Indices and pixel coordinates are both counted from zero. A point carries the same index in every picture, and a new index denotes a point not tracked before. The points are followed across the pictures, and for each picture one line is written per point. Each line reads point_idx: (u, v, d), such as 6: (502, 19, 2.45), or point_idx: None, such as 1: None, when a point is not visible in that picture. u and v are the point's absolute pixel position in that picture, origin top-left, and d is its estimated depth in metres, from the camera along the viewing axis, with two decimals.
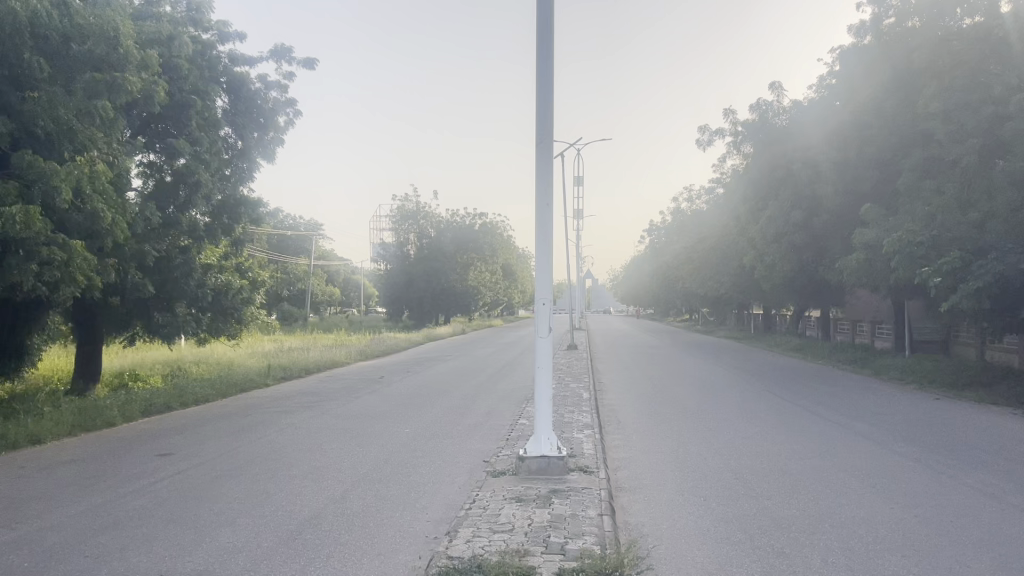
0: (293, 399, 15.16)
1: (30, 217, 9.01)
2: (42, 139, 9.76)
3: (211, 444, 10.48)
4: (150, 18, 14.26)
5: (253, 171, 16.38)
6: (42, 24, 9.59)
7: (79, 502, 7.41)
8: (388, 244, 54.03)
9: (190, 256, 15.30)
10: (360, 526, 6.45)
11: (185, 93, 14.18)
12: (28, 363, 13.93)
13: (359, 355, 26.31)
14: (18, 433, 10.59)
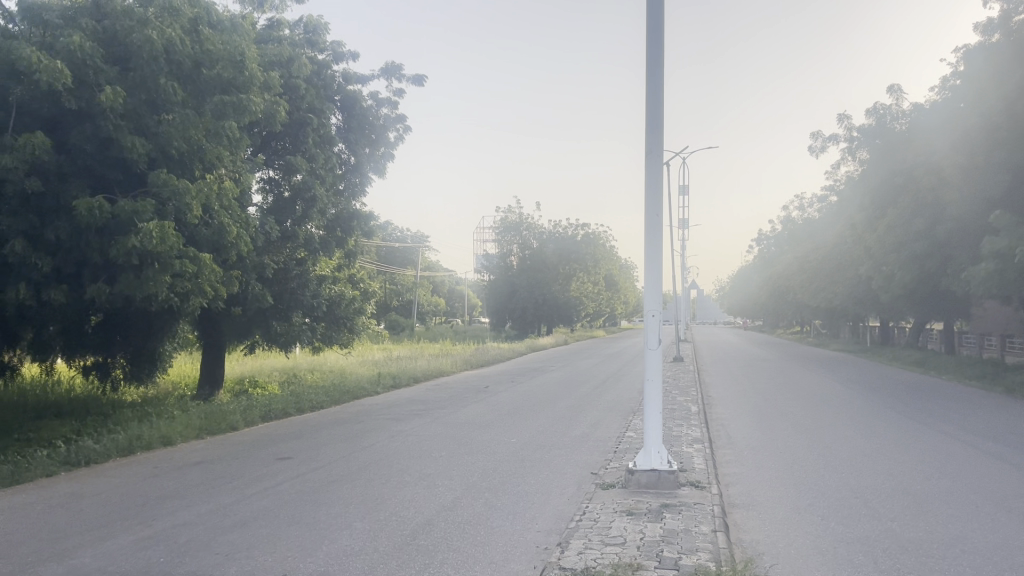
0: (402, 407, 15.52)
1: (165, 232, 9.62)
2: (175, 159, 10.42)
3: (327, 449, 10.86)
4: (271, 42, 15.01)
5: (366, 185, 16.99)
6: (177, 51, 10.17)
7: (208, 502, 7.83)
8: (492, 255, 54.65)
9: (305, 268, 16.00)
10: (473, 534, 6.56)
11: (302, 111, 14.85)
12: (160, 370, 14.82)
13: (465, 365, 26.67)
14: (152, 434, 11.28)
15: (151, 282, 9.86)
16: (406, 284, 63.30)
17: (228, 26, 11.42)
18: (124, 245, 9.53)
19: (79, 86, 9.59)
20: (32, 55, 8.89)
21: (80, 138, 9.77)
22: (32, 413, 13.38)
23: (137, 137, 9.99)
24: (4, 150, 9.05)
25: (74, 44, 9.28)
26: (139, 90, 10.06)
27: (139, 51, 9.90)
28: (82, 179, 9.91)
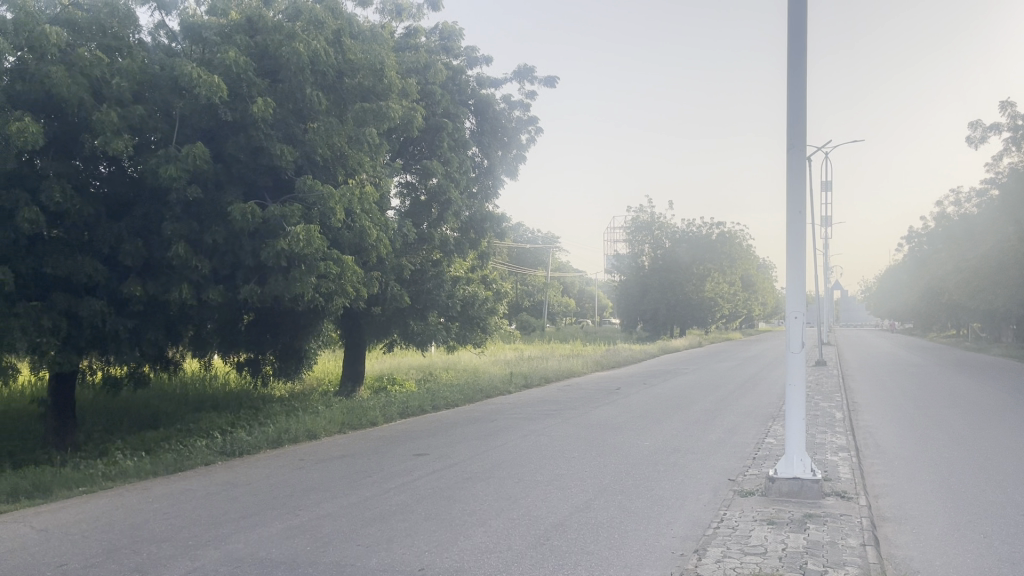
0: (535, 407, 15.61)
1: (310, 234, 10.06)
2: (319, 164, 10.96)
3: (461, 447, 11.07)
4: (408, 50, 15.47)
5: (498, 187, 17.23)
6: (321, 61, 10.63)
7: (351, 494, 8.16)
8: (623, 256, 54.18)
9: (441, 269, 16.38)
10: (606, 537, 6.50)
11: (438, 116, 15.24)
12: (306, 366, 15.58)
13: (597, 365, 26.54)
14: (298, 427, 11.89)
15: (298, 282, 10.37)
16: (538, 285, 63.76)
17: (368, 36, 11.87)
18: (274, 248, 10.06)
19: (234, 99, 10.22)
20: (193, 71, 9.54)
21: (235, 148, 10.40)
22: (192, 406, 14.39)
23: (285, 145, 10.56)
24: (169, 160, 9.68)
25: (230, 59, 9.85)
26: (287, 101, 10.62)
27: (287, 64, 10.41)
28: (236, 187, 10.54)
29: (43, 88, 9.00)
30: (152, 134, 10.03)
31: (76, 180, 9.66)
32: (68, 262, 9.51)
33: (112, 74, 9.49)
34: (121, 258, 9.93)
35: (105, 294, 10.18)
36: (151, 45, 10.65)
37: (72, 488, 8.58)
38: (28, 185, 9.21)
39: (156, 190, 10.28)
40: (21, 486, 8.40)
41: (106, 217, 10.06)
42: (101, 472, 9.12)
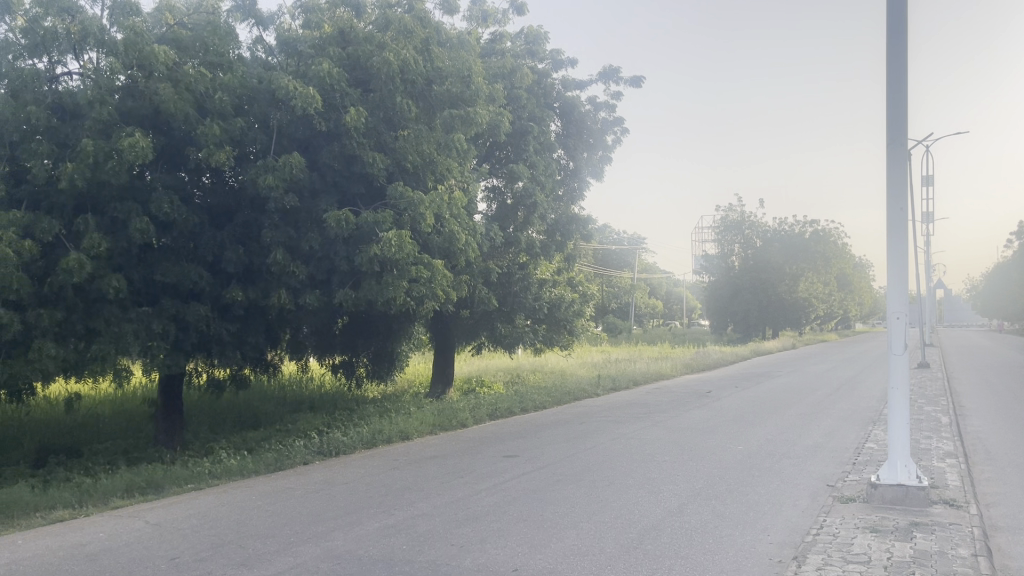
0: (625, 410, 15.49)
1: (402, 239, 10.24)
2: (409, 171, 11.19)
3: (551, 449, 11.11)
4: (494, 55, 15.60)
5: (584, 190, 17.23)
6: (411, 70, 10.85)
7: (444, 495, 8.29)
8: (712, 256, 53.28)
9: (527, 271, 16.47)
10: (700, 541, 6.42)
11: (523, 120, 15.34)
12: (397, 369, 15.92)
13: (686, 368, 26.17)
14: (391, 429, 12.15)
15: (391, 286, 10.60)
16: (625, 286, 63.21)
17: (455, 43, 12.04)
18: (367, 253, 10.32)
19: (328, 109, 10.54)
20: (289, 84, 9.88)
21: (330, 157, 10.72)
22: (290, 407, 14.89)
23: (377, 152, 10.82)
24: (268, 170, 10.04)
25: (324, 71, 10.17)
26: (378, 110, 10.90)
27: (379, 73, 10.65)
28: (331, 194, 10.85)
29: (152, 104, 9.47)
30: (252, 145, 10.43)
31: (182, 191, 10.12)
32: (177, 270, 10.00)
33: (214, 89, 9.92)
34: (224, 265, 10.36)
35: (210, 300, 10.63)
36: (249, 60, 11.08)
37: (181, 484, 9.00)
38: (139, 197, 9.70)
39: (255, 199, 10.68)
40: (135, 482, 8.85)
41: (209, 225, 10.51)
42: (207, 470, 9.54)
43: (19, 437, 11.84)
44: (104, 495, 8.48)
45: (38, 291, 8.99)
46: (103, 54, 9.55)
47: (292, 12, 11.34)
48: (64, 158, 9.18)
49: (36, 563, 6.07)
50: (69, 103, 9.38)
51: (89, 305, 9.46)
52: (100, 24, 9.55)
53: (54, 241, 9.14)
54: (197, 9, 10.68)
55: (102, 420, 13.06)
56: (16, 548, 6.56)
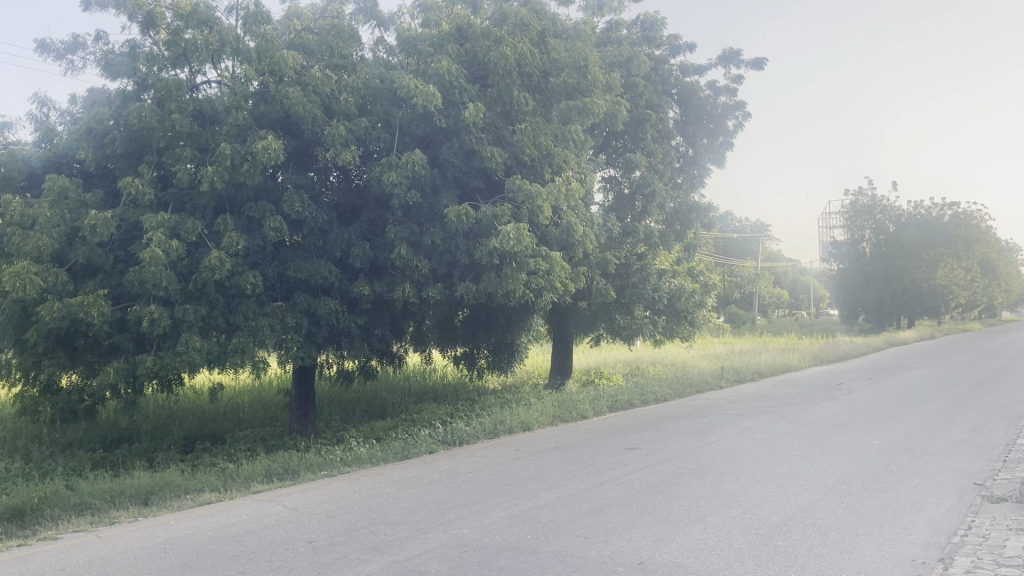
0: (749, 403, 15.05)
1: (520, 232, 10.26)
2: (527, 164, 11.24)
3: (674, 441, 10.92)
4: (610, 44, 15.45)
5: (704, 177, 16.86)
6: (528, 63, 10.90)
7: (567, 486, 8.32)
8: (841, 243, 50.98)
9: (646, 262, 16.25)
10: (835, 539, 6.17)
11: (641, 108, 15.14)
12: (517, 361, 16.08)
13: (815, 360, 25.16)
14: (513, 420, 12.28)
15: (511, 279, 10.67)
16: (749, 276, 61.33)
17: (571, 33, 12.02)
18: (487, 247, 10.41)
19: (447, 106, 10.71)
20: (410, 82, 10.10)
21: (450, 153, 10.91)
22: (414, 398, 15.30)
23: (495, 147, 10.92)
24: (391, 168, 10.30)
25: (443, 68, 10.35)
26: (496, 104, 11.00)
27: (496, 68, 10.74)
28: (451, 189, 11.04)
29: (282, 107, 9.93)
30: (375, 144, 10.76)
31: (312, 190, 10.56)
32: (308, 267, 10.44)
33: (340, 91, 10.28)
34: (351, 260, 10.73)
35: (338, 293, 11.05)
36: (371, 61, 11.40)
37: (315, 471, 9.41)
38: (272, 197, 10.18)
39: (380, 196, 11.00)
40: (274, 469, 9.33)
41: (337, 223, 10.92)
42: (338, 457, 9.94)
43: (169, 424, 12.69)
44: (246, 479, 8.99)
45: (184, 288, 9.58)
46: (238, 62, 10.06)
47: (412, 11, 11.53)
48: (204, 162, 9.74)
49: (187, 542, 6.48)
50: (208, 110, 9.93)
51: (229, 300, 10.01)
52: (235, 34, 10.06)
53: (197, 240, 9.71)
54: (323, 14, 11.05)
55: (242, 410, 13.82)
56: (170, 527, 7.02)
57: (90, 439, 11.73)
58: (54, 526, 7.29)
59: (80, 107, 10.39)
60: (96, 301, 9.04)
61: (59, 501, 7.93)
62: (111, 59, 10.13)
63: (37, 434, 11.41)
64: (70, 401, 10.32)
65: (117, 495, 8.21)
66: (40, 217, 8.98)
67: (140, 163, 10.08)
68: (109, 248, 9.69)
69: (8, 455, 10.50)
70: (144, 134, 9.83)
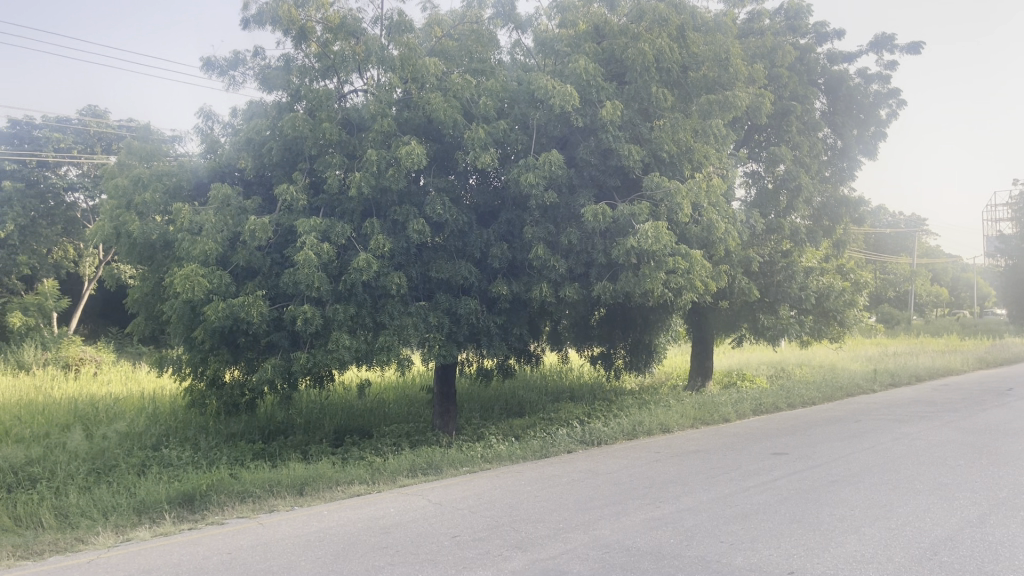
0: (906, 408, 14.15)
1: (659, 230, 10.05)
2: (666, 161, 11.01)
3: (823, 447, 10.43)
4: (752, 34, 14.97)
5: (854, 169, 16.06)
6: (666, 58, 10.74)
7: (710, 490, 8.10)
8: (1009, 236, 47.19)
9: (791, 259, 15.61)
10: (1008, 557, 5.70)
11: (785, 99, 14.59)
12: (656, 361, 15.86)
13: (980, 364, 23.38)
14: (652, 421, 12.11)
15: (649, 278, 10.48)
16: (904, 273, 57.70)
17: (710, 26, 11.75)
18: (625, 246, 10.26)
19: (585, 105, 10.68)
20: (548, 83, 10.14)
21: (587, 152, 10.86)
22: (552, 398, 15.38)
23: (633, 144, 10.78)
24: (529, 169, 10.37)
25: (580, 67, 10.34)
26: (634, 101, 10.88)
27: (634, 65, 10.63)
28: (588, 189, 11.00)
29: (425, 113, 10.24)
30: (513, 146, 10.87)
31: (452, 193, 10.81)
32: (449, 268, 10.69)
33: (479, 94, 10.47)
34: (490, 261, 10.91)
35: (478, 293, 11.25)
36: (508, 63, 11.56)
37: (457, 467, 9.62)
38: (415, 200, 10.49)
39: (518, 197, 11.12)
40: (418, 464, 9.60)
41: (476, 224, 11.13)
42: (480, 455, 10.11)
43: (320, 418, 13.37)
44: (393, 472, 9.29)
45: (334, 289, 10.01)
46: (383, 70, 10.44)
47: (548, 12, 11.55)
48: (352, 168, 10.16)
49: (340, 532, 6.77)
50: (355, 118, 10.36)
51: (375, 301, 10.39)
52: (380, 43, 10.45)
53: (346, 243, 10.14)
54: (463, 20, 11.23)
55: (387, 407, 14.34)
56: (323, 517, 7.36)
57: (250, 431, 12.46)
58: (220, 512, 7.81)
59: (241, 119, 11.08)
60: (255, 302, 9.61)
61: (224, 489, 8.49)
62: (267, 73, 10.77)
63: (204, 425, 12.28)
64: (233, 394, 11.05)
65: (276, 485, 8.68)
66: (206, 223, 9.63)
67: (294, 170, 10.64)
68: (267, 251, 10.26)
69: (179, 444, 11.35)
70: (297, 143, 10.37)
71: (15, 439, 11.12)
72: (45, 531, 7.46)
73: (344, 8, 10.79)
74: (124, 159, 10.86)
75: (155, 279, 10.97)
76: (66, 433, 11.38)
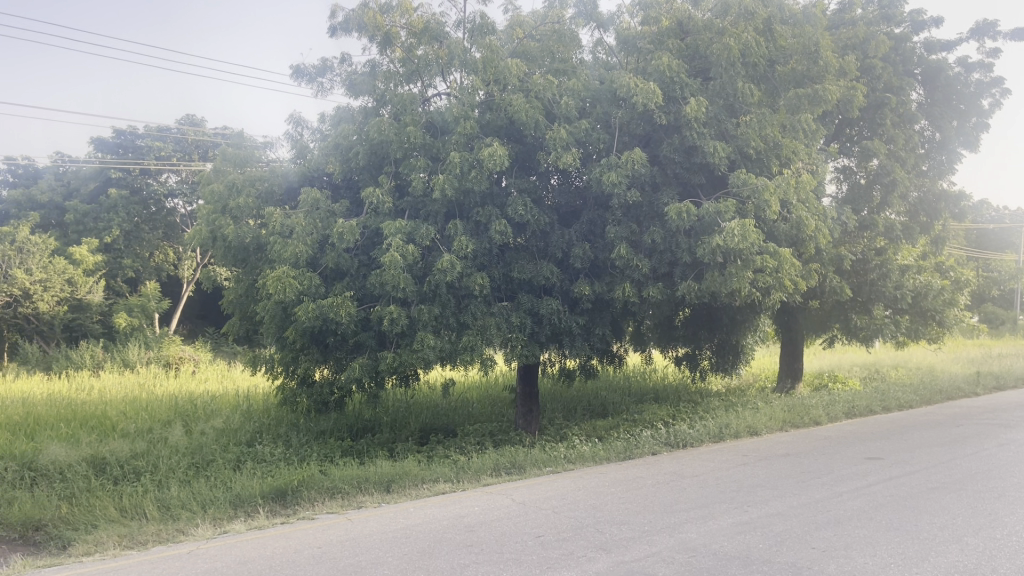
0: (1012, 412, 13.43)
1: (746, 228, 9.82)
2: (753, 157, 10.77)
3: (923, 453, 10.00)
4: (843, 25, 14.49)
5: (954, 163, 15.35)
6: (753, 52, 10.50)
7: (800, 495, 7.88)
8: None
9: (886, 257, 15.03)
10: None
11: (879, 91, 14.08)
12: (743, 362, 15.53)
13: None
14: (739, 423, 11.85)
15: (736, 277, 10.26)
16: (1009, 270, 54.85)
17: (799, 18, 11.44)
18: (710, 245, 10.08)
19: (668, 102, 10.54)
20: (630, 81, 10.05)
21: (671, 150, 10.69)
22: (636, 399, 15.23)
23: (719, 141, 10.57)
24: (612, 168, 10.30)
25: (663, 64, 10.22)
26: (719, 96, 10.67)
27: (719, 60, 10.44)
28: (672, 187, 10.84)
29: (507, 114, 10.29)
30: (596, 145, 10.81)
31: (534, 194, 10.83)
32: (532, 268, 10.71)
33: (561, 94, 10.46)
34: (572, 261, 10.88)
35: (561, 293, 11.24)
36: (590, 62, 11.51)
37: (541, 467, 9.63)
38: (497, 201, 10.56)
39: (600, 197, 11.06)
40: (502, 463, 9.65)
41: (558, 224, 11.14)
42: (563, 455, 10.10)
43: (406, 417, 13.59)
44: (477, 471, 9.38)
45: (419, 289, 10.16)
46: (466, 73, 10.55)
47: (631, 10, 11.43)
48: (436, 171, 10.30)
49: (426, 529, 6.87)
50: (439, 122, 10.50)
51: (459, 301, 10.50)
52: (463, 46, 10.56)
53: (430, 245, 10.29)
54: (544, 20, 11.24)
55: (471, 406, 14.48)
56: (409, 514, 7.47)
57: (339, 428, 12.76)
58: (311, 507, 8.03)
59: (329, 125, 11.36)
60: (343, 302, 9.83)
61: (314, 484, 8.72)
62: (354, 79, 11.03)
63: (296, 422, 12.66)
64: (322, 392, 11.34)
65: (364, 481, 8.87)
66: (296, 226, 9.93)
67: (380, 173, 10.84)
68: (354, 253, 10.49)
69: (273, 440, 11.73)
70: (383, 147, 10.58)
71: (121, 433, 11.70)
72: (149, 522, 7.83)
73: (427, 13, 10.94)
74: (219, 166, 11.30)
75: (249, 281, 11.36)
76: (167, 429, 11.90)
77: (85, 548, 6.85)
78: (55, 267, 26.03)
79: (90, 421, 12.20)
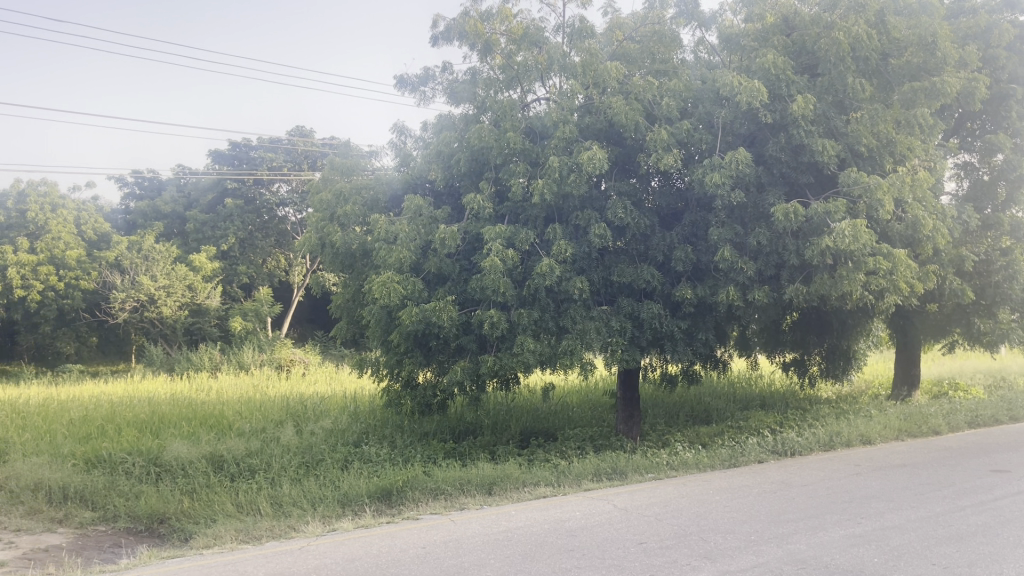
0: None
1: (857, 228, 9.43)
2: (864, 155, 10.36)
3: None
4: (963, 14, 13.74)
5: None
6: (864, 46, 10.09)
7: (919, 508, 7.50)
8: None
9: (1013, 256, 13.88)
10: None
11: (1003, 82, 13.31)
12: (855, 368, 14.93)
13: None
14: (851, 432, 11.38)
15: (847, 280, 9.87)
16: None
17: (915, 9, 10.97)
18: (819, 246, 9.73)
19: (773, 100, 10.23)
20: (733, 80, 9.84)
21: (777, 149, 10.35)
22: (741, 405, 14.86)
23: (828, 139, 10.19)
24: (714, 169, 10.08)
25: (768, 61, 9.95)
26: (828, 92, 10.31)
27: (828, 55, 10.09)
28: (778, 187, 10.52)
29: (607, 118, 10.26)
30: (698, 146, 10.62)
31: (634, 197, 10.74)
32: (632, 272, 10.61)
33: (661, 96, 10.34)
34: (674, 264, 10.70)
35: (662, 297, 11.08)
36: (692, 62, 11.33)
37: (642, 473, 9.52)
38: (597, 205, 10.53)
39: (703, 199, 10.85)
40: (603, 468, 9.59)
41: (659, 227, 11.00)
42: (666, 461, 9.95)
43: (507, 420, 13.69)
44: (577, 476, 9.35)
45: (519, 293, 10.23)
46: (566, 77, 10.59)
47: (734, 7, 11.19)
48: (535, 175, 10.34)
49: (527, 533, 6.89)
50: (539, 126, 10.57)
51: (559, 305, 10.50)
52: (562, 51, 10.60)
53: (530, 249, 10.35)
54: (645, 21, 11.13)
55: (572, 411, 14.45)
56: (510, 517, 7.52)
57: (442, 430, 12.97)
58: (415, 507, 8.20)
59: (431, 133, 11.58)
60: (445, 307, 9.99)
61: (418, 485, 8.90)
62: (456, 87, 11.24)
63: (400, 424, 12.94)
64: (426, 394, 11.55)
65: (466, 483, 9.00)
66: (400, 232, 10.17)
67: (480, 179, 10.98)
68: (456, 258, 10.65)
69: (378, 441, 12.03)
70: (483, 153, 10.71)
71: (237, 432, 12.27)
72: (262, 518, 8.18)
73: (526, 19, 11.03)
74: (328, 175, 11.72)
75: (355, 286, 11.71)
76: (279, 429, 12.39)
77: (205, 540, 7.21)
78: (177, 273, 27.81)
79: (208, 420, 12.84)
